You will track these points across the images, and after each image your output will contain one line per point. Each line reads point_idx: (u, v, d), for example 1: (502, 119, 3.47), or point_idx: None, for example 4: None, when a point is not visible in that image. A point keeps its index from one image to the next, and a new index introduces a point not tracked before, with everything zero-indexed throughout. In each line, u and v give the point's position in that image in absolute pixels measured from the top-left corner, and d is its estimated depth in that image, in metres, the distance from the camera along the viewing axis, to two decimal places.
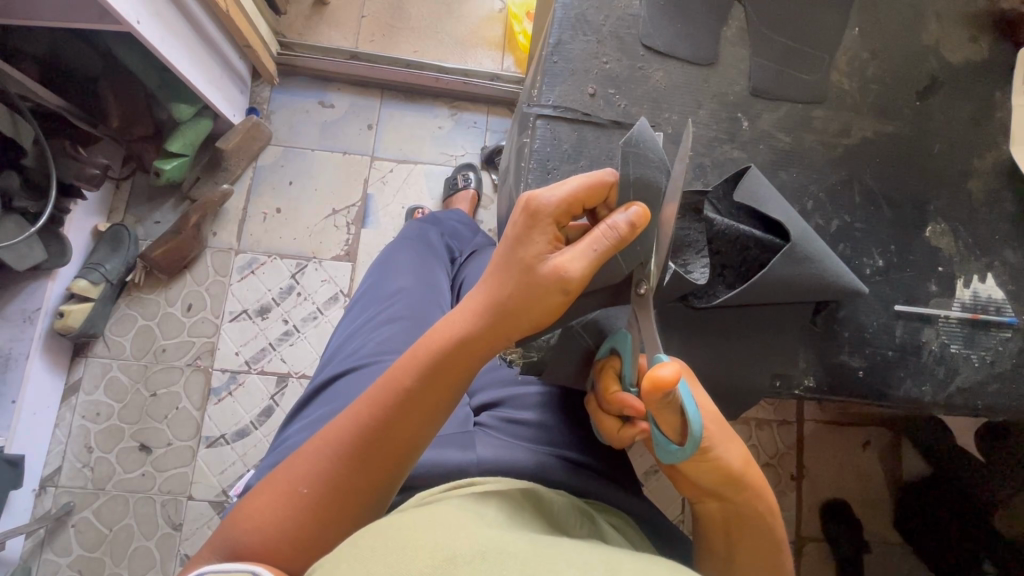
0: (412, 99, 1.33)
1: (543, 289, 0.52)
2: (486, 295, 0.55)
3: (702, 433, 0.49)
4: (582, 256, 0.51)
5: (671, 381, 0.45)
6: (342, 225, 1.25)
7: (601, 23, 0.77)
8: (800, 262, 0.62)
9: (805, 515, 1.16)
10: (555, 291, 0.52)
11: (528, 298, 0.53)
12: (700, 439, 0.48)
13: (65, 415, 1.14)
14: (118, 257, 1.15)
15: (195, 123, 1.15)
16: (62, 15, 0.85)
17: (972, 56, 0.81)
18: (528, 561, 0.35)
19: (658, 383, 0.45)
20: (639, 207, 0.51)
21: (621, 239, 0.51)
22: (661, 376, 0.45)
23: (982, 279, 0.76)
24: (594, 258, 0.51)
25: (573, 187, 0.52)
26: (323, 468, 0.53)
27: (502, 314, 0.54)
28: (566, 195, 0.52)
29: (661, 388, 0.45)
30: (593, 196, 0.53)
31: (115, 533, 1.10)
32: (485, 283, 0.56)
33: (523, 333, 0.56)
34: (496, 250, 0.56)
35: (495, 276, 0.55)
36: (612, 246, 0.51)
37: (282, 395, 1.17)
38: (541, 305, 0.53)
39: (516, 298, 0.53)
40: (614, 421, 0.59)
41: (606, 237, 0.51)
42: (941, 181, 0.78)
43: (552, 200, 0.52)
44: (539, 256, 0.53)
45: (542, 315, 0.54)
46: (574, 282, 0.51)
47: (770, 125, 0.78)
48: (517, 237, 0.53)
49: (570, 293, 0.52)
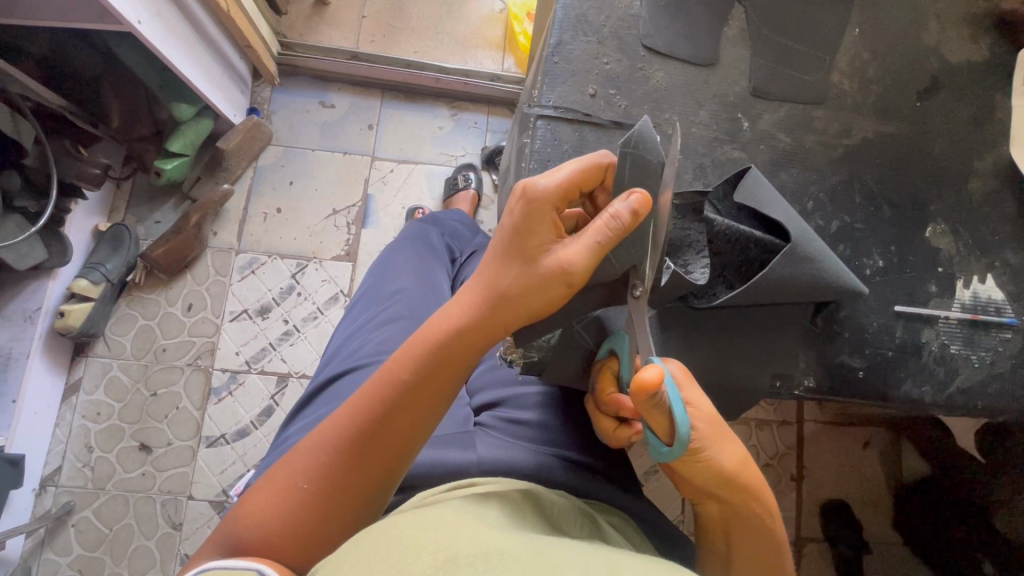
0: (412, 98, 1.33)
1: (545, 281, 0.53)
2: (484, 287, 0.55)
3: (692, 435, 0.49)
4: (584, 248, 0.52)
5: (655, 382, 0.46)
6: (342, 225, 1.26)
7: (602, 24, 0.77)
8: (799, 262, 0.62)
9: (805, 515, 1.16)
10: (557, 283, 0.53)
11: (528, 290, 0.53)
12: (689, 442, 0.48)
13: (65, 415, 1.14)
14: (118, 257, 1.15)
15: (195, 123, 1.15)
16: (63, 15, 0.85)
17: (972, 57, 0.81)
18: (529, 562, 0.35)
19: (642, 385, 0.46)
20: (640, 193, 0.51)
21: (625, 228, 0.51)
22: (645, 378, 0.46)
23: (982, 279, 0.76)
24: (596, 248, 0.52)
25: (569, 172, 0.53)
26: (322, 463, 0.53)
27: (501, 305, 0.54)
28: (563, 181, 0.52)
29: (646, 390, 0.46)
30: (588, 177, 0.54)
31: (115, 532, 1.10)
32: (481, 275, 0.56)
33: (522, 324, 0.56)
34: (494, 242, 0.56)
35: (492, 268, 0.55)
36: (614, 236, 0.51)
37: (282, 395, 1.17)
38: (541, 296, 0.53)
39: (515, 289, 0.53)
40: (611, 422, 0.60)
41: (610, 227, 0.51)
42: (942, 181, 0.78)
43: (549, 187, 0.52)
44: (538, 247, 0.53)
45: (542, 306, 0.54)
46: (577, 272, 0.52)
47: (771, 126, 0.78)
48: (514, 227, 0.53)
49: (574, 285, 0.53)
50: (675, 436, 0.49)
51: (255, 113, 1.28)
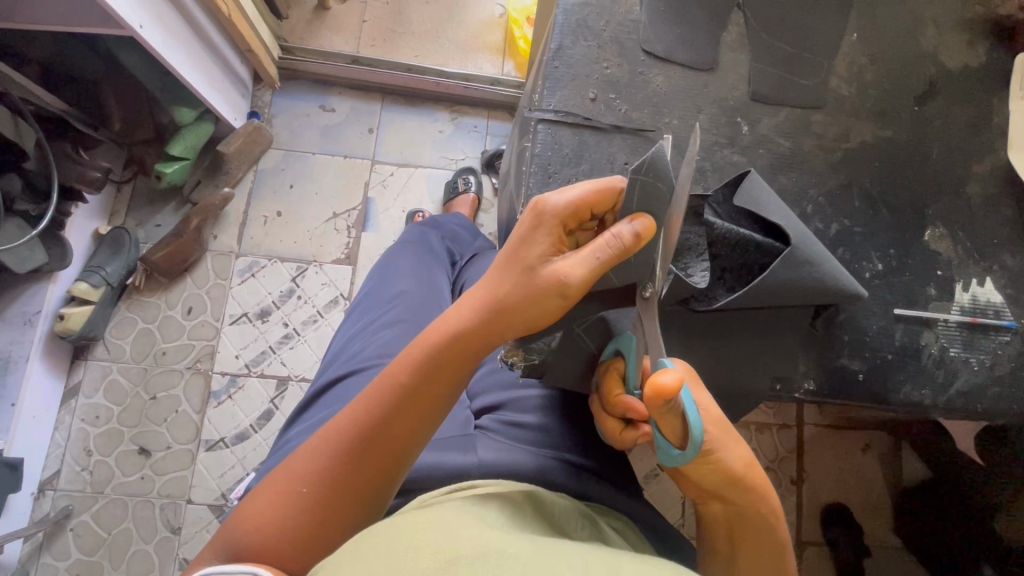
0: (413, 103, 1.33)
1: (542, 291, 0.52)
2: (485, 292, 0.56)
3: (704, 438, 0.49)
4: (584, 263, 0.51)
5: (673, 388, 0.46)
6: (342, 229, 1.26)
7: (602, 29, 0.77)
8: (798, 267, 0.62)
9: (805, 519, 1.16)
10: (554, 295, 0.53)
11: (527, 299, 0.53)
12: (702, 445, 0.49)
13: (64, 418, 1.14)
14: (118, 261, 1.15)
15: (195, 127, 1.16)
16: (66, 21, 0.86)
17: (969, 62, 0.82)
18: (528, 562, 0.36)
19: (660, 390, 0.46)
20: (644, 219, 0.51)
21: (624, 249, 0.51)
22: (663, 384, 0.46)
23: (981, 283, 0.77)
24: (595, 266, 0.51)
25: (582, 191, 0.53)
26: (321, 468, 0.53)
27: (500, 313, 0.54)
28: (575, 199, 0.53)
29: (662, 395, 0.46)
30: (602, 200, 0.54)
31: (114, 536, 1.10)
32: (484, 282, 0.56)
33: (520, 333, 0.56)
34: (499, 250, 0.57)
35: (495, 275, 0.56)
36: (614, 255, 0.51)
37: (282, 398, 1.18)
38: (541, 306, 0.53)
39: (515, 297, 0.54)
40: (617, 423, 0.60)
41: (609, 245, 0.51)
42: (940, 186, 0.79)
43: (561, 203, 0.53)
44: (541, 257, 0.53)
45: (542, 317, 0.54)
46: (574, 286, 0.52)
47: (770, 130, 0.78)
48: (520, 237, 0.54)
49: (571, 297, 0.53)
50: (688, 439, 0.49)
51: (256, 117, 1.28)
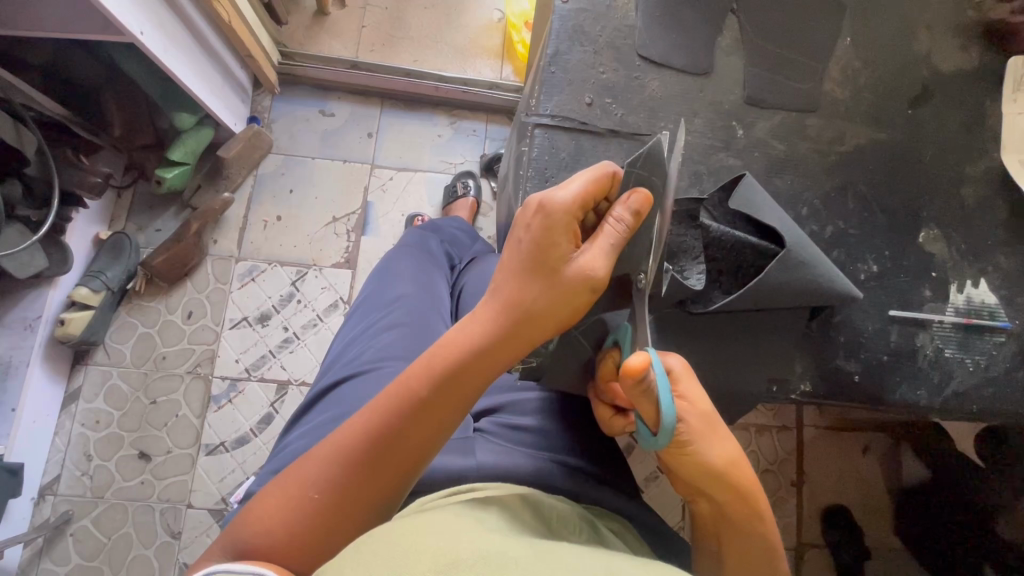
0: (412, 108, 1.34)
1: (568, 291, 0.55)
2: (504, 299, 0.56)
3: (678, 426, 0.50)
4: (602, 253, 0.54)
5: (640, 369, 0.48)
6: (343, 233, 1.26)
7: (597, 34, 0.78)
8: (794, 269, 0.63)
9: (806, 522, 1.16)
10: (580, 294, 0.55)
11: (552, 302, 0.55)
12: (675, 432, 0.49)
13: (65, 423, 1.15)
14: (119, 266, 1.16)
15: (196, 132, 1.17)
16: (67, 28, 0.87)
17: (963, 66, 0.82)
18: (527, 565, 0.36)
19: (627, 370, 0.48)
20: (640, 193, 0.54)
21: (630, 228, 0.55)
22: (630, 364, 0.48)
23: (975, 284, 0.77)
24: (610, 252, 0.55)
25: (580, 186, 0.54)
26: (334, 474, 0.53)
27: (521, 320, 0.55)
28: (578, 193, 0.53)
29: (630, 376, 0.48)
30: (599, 187, 0.55)
31: (113, 542, 1.10)
32: (500, 287, 0.57)
33: (540, 339, 0.57)
34: (511, 251, 0.57)
35: (512, 280, 0.56)
36: (622, 238, 0.55)
37: (282, 403, 1.18)
38: (564, 306, 0.55)
39: (539, 304, 0.55)
40: (608, 410, 0.62)
41: (616, 231, 0.54)
42: (935, 188, 0.79)
43: (567, 199, 0.53)
44: (562, 258, 0.54)
45: (561, 316, 0.56)
46: (600, 278, 0.55)
47: (765, 133, 0.79)
48: (537, 241, 0.54)
49: (598, 289, 0.56)
50: (659, 425, 0.50)
51: (256, 122, 1.28)
